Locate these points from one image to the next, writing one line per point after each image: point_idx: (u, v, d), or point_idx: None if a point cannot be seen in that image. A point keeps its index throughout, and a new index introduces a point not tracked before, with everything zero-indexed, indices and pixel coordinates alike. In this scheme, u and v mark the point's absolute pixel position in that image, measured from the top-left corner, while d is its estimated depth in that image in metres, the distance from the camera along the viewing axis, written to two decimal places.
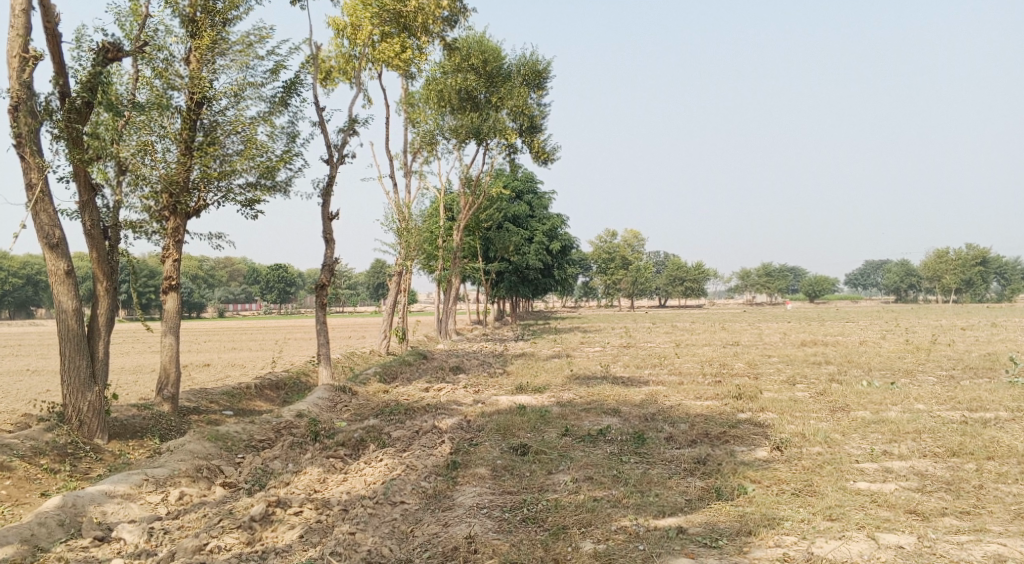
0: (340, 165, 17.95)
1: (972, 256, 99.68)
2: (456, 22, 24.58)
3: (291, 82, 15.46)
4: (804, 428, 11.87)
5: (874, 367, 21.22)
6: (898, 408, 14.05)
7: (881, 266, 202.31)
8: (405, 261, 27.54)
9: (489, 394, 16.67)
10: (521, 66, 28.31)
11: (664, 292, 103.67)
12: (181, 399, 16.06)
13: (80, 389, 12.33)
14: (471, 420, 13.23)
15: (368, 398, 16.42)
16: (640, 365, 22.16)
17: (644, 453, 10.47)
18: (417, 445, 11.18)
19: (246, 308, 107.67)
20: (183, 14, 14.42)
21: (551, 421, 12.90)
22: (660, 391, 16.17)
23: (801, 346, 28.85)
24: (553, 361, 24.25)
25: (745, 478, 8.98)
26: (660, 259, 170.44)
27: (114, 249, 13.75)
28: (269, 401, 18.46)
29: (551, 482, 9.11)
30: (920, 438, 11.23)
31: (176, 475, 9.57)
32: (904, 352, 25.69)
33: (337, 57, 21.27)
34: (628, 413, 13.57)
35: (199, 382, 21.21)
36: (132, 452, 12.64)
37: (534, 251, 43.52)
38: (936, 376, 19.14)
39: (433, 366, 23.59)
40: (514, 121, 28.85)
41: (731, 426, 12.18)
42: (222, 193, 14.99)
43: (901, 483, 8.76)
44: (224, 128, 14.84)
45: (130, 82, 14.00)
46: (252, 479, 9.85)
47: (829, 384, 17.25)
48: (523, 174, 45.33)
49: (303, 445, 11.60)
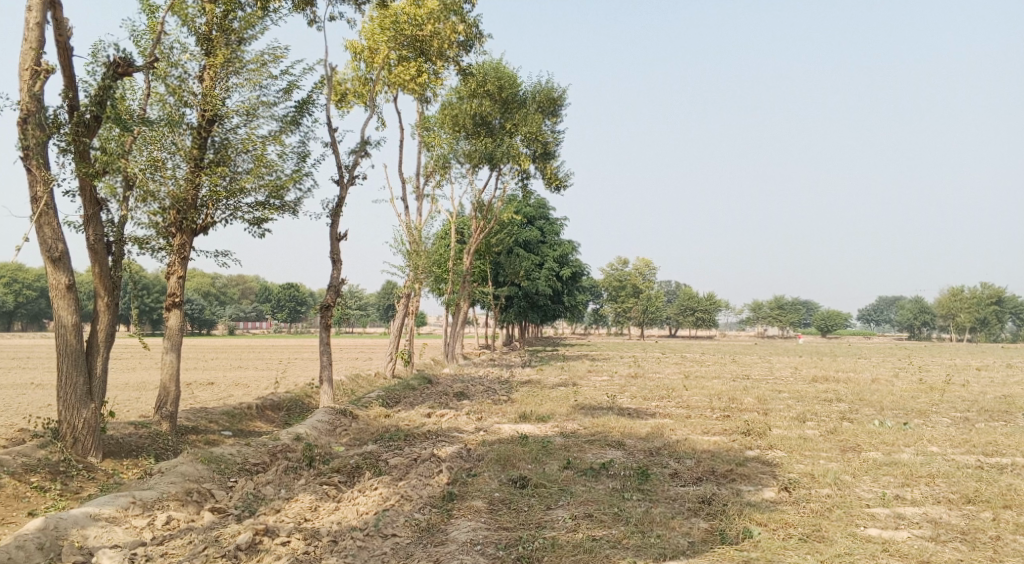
0: (350, 186, 17.87)
1: (987, 295, 98.72)
2: (472, 47, 24.61)
3: (303, 102, 15.42)
4: (814, 468, 11.50)
5: (887, 406, 20.76)
6: (911, 449, 13.65)
7: (894, 302, 200.99)
8: (414, 284, 27.40)
9: (492, 422, 16.36)
10: (536, 92, 28.17)
11: (675, 322, 103.13)
12: (180, 418, 15.84)
13: (75, 406, 12.14)
14: (472, 449, 12.93)
15: (369, 422, 16.16)
16: (647, 396, 21.79)
17: (647, 490, 10.14)
18: (414, 473, 10.90)
19: (257, 326, 107.82)
20: (199, 32, 14.45)
21: (553, 452, 12.59)
22: (666, 425, 15.83)
23: (812, 382, 28.34)
24: (559, 389, 23.92)
25: (750, 520, 8.64)
26: (671, 289, 169.82)
27: (116, 264, 13.63)
28: (270, 422, 18.22)
29: (549, 518, 8.81)
30: (934, 483, 10.84)
31: (164, 498, 9.31)
32: (918, 392, 25.15)
33: (353, 80, 21.45)
34: (632, 446, 13.25)
35: (201, 400, 21.05)
36: (126, 472, 12.40)
37: (544, 277, 43.34)
38: (951, 418, 18.65)
39: (438, 391, 23.30)
40: (528, 147, 28.69)
41: (738, 464, 11.83)
42: (230, 211, 14.89)
43: (913, 531, 8.39)
44: (235, 146, 14.77)
45: (143, 98, 13.99)
46: (242, 505, 9.57)
47: (841, 423, 16.82)
48: (536, 200, 45.32)
49: (298, 470, 11.33)
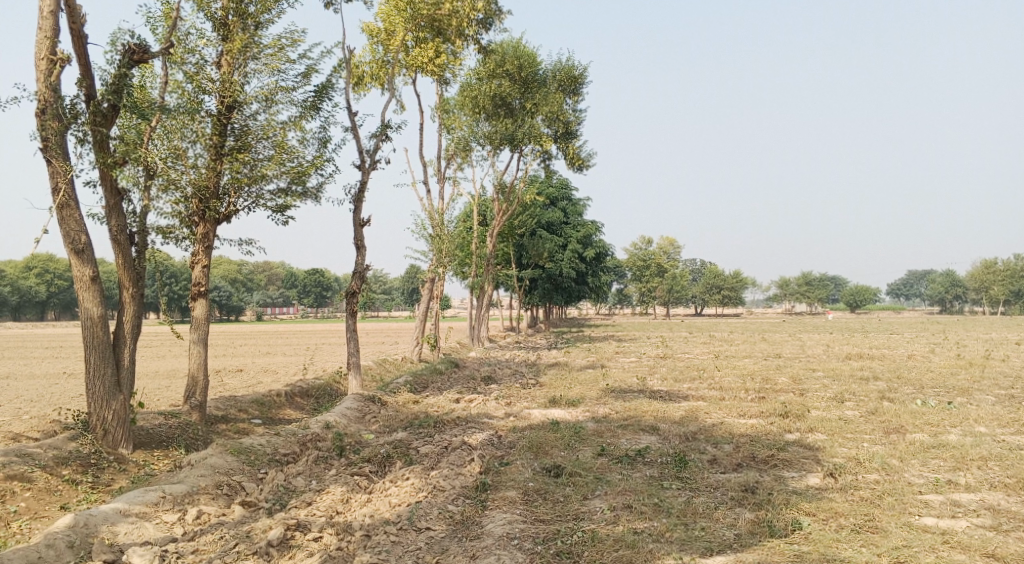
0: (372, 171, 17.59)
1: (1021, 267, 96.48)
2: (491, 24, 24.14)
3: (322, 86, 15.12)
4: (858, 452, 11.08)
5: (927, 384, 20.17)
6: (958, 430, 13.18)
7: (925, 276, 197.77)
8: (438, 267, 27.18)
9: (522, 407, 16.09)
10: (556, 71, 27.82)
11: (701, 300, 102.19)
12: (209, 407, 15.75)
13: (104, 398, 12.05)
14: (503, 436, 12.67)
15: (398, 409, 15.97)
16: (678, 378, 21.40)
17: (687, 478, 9.81)
18: (445, 462, 10.66)
19: (284, 312, 108.61)
20: (215, 18, 14.21)
21: (586, 438, 12.29)
22: (700, 407, 15.47)
23: (846, 360, 27.77)
24: (588, 372, 23.60)
25: (799, 510, 8.32)
26: (696, 267, 168.58)
27: (140, 255, 13.51)
28: (299, 409, 18.12)
29: (586, 510, 8.54)
30: (987, 467, 10.40)
31: (195, 492, 9.17)
32: (956, 368, 24.51)
33: (370, 62, 21.01)
34: (667, 431, 12.92)
35: (230, 387, 21.01)
36: (156, 463, 12.32)
37: (568, 259, 43.01)
38: (995, 396, 18.07)
39: (465, 375, 23.10)
40: (549, 127, 28.25)
41: (779, 449, 11.44)
42: (253, 199, 14.69)
43: (972, 519, 8.05)
44: (255, 133, 14.54)
45: (161, 86, 13.79)
46: (273, 498, 9.39)
47: (880, 403, 16.34)
48: (558, 180, 44.83)
49: (328, 460, 11.14)
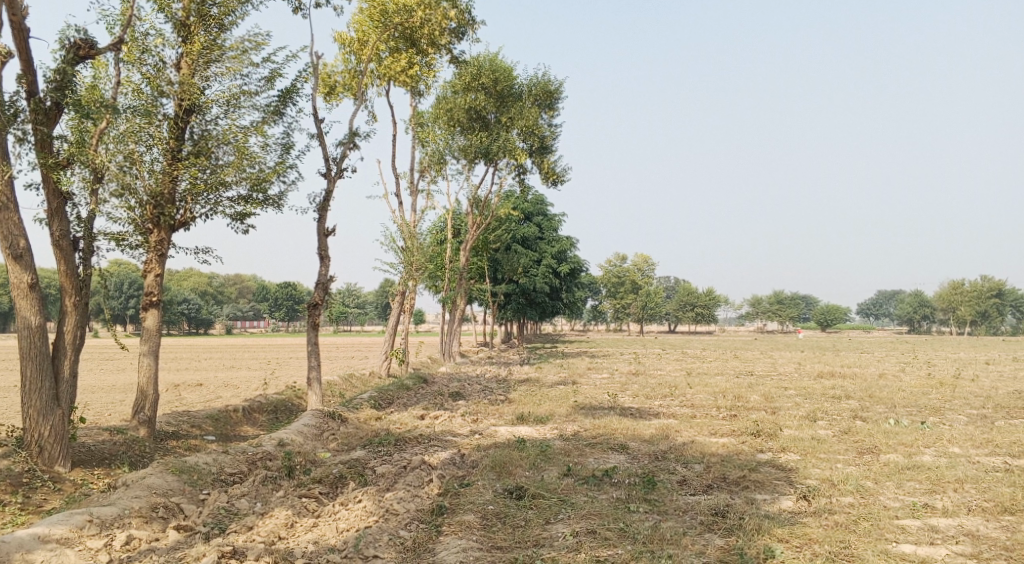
0: (338, 179, 17.05)
1: (988, 287, 97.69)
2: (464, 33, 23.74)
3: (287, 91, 14.57)
4: (832, 474, 10.67)
5: (900, 404, 19.91)
6: (932, 451, 12.87)
7: (894, 297, 200.76)
8: (408, 280, 26.59)
9: (488, 424, 15.53)
10: (532, 86, 27.35)
11: (675, 317, 102.23)
12: (160, 423, 14.96)
13: (40, 413, 11.30)
14: (466, 455, 12.11)
15: (359, 425, 15.32)
16: (650, 395, 20.98)
17: (655, 501, 9.31)
18: (402, 483, 10.07)
19: (255, 325, 106.83)
20: (175, 18, 13.61)
21: (552, 457, 11.76)
22: (671, 425, 15.02)
23: (818, 378, 27.54)
24: (559, 388, 23.07)
25: (770, 536, 7.95)
26: (670, 286, 169.44)
27: (86, 262, 12.80)
28: (257, 425, 17.37)
29: (547, 535, 8.06)
30: (964, 490, 10.06)
31: (126, 515, 8.49)
32: (928, 387, 24.31)
33: (342, 72, 20.54)
34: (637, 450, 12.45)
35: (188, 402, 20.18)
36: (96, 481, 11.55)
37: (542, 274, 42.55)
38: (968, 416, 17.83)
39: (433, 391, 22.44)
40: (524, 142, 27.81)
41: (750, 469, 11.01)
42: (211, 205, 14.06)
43: (951, 547, 7.77)
44: (214, 137, 13.94)
45: (115, 86, 13.15)
46: (212, 522, 8.74)
47: (853, 422, 15.97)
48: (533, 196, 44.43)
49: (277, 481, 10.48)
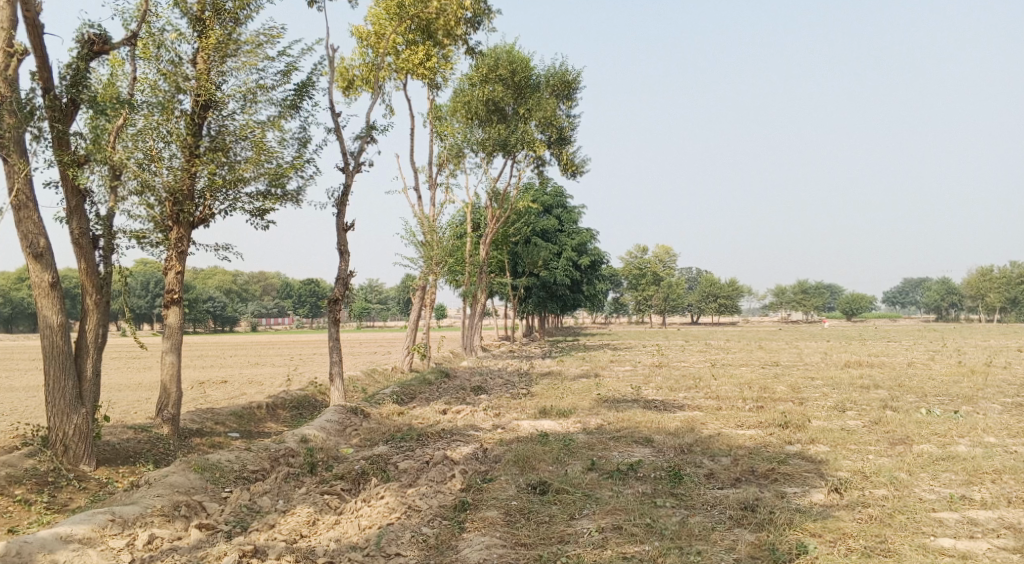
0: (356, 174, 16.96)
1: (1018, 274, 95.80)
2: (480, 23, 23.53)
3: (303, 84, 14.47)
4: (864, 466, 10.40)
5: (931, 393, 19.47)
6: (967, 441, 12.53)
7: (920, 285, 197.85)
8: (429, 275, 26.49)
9: (511, 418, 15.38)
10: (550, 76, 27.14)
11: (698, 309, 101.50)
12: (184, 421, 14.98)
13: (65, 412, 11.31)
14: (489, 449, 11.97)
15: (381, 421, 15.25)
16: (674, 387, 20.70)
17: (682, 495, 9.11)
18: (424, 479, 9.95)
19: (278, 322, 107.55)
20: (190, 13, 13.57)
21: (576, 451, 11.59)
22: (696, 417, 14.79)
23: (844, 367, 27.10)
24: (581, 381, 22.88)
25: (802, 531, 7.73)
26: (692, 277, 168.36)
27: (107, 260, 12.80)
28: (280, 422, 17.35)
29: (572, 531, 7.90)
30: (1002, 481, 9.75)
31: (148, 514, 8.45)
32: (959, 376, 23.80)
33: (360, 66, 20.45)
34: (662, 443, 12.24)
35: (212, 399, 20.25)
36: (121, 480, 11.56)
37: (562, 266, 42.29)
38: (1002, 404, 17.40)
39: (455, 386, 22.34)
40: (542, 133, 27.60)
41: (779, 462, 10.76)
42: (230, 202, 14.02)
43: (993, 540, 7.51)
44: (232, 133, 13.89)
45: (132, 83, 13.15)
46: (234, 520, 8.67)
47: (883, 412, 15.62)
48: (553, 188, 44.18)
49: (300, 478, 10.41)
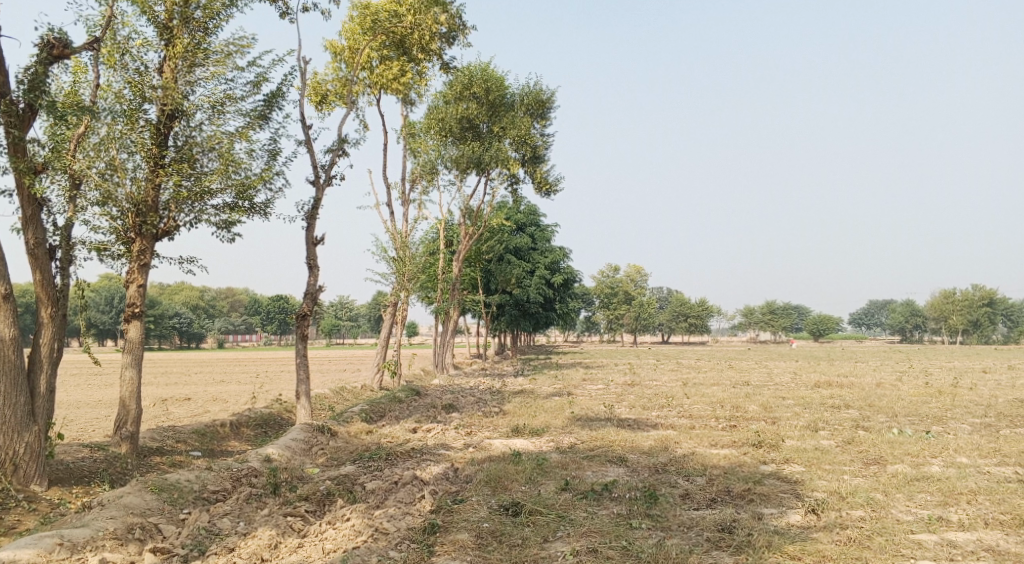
0: (326, 187, 16.65)
1: (980, 296, 97.64)
2: (455, 38, 23.42)
3: (273, 94, 14.18)
4: (840, 486, 10.28)
5: (901, 413, 19.55)
6: (940, 461, 12.50)
7: (885, 306, 201.26)
8: (400, 291, 26.14)
9: (482, 437, 15.06)
10: (524, 95, 27.08)
11: (668, 328, 101.95)
12: (143, 439, 14.46)
13: (15, 429, 10.80)
14: (459, 469, 11.66)
15: (349, 439, 14.85)
16: (647, 406, 20.54)
17: (657, 516, 8.90)
18: (392, 500, 9.62)
19: (245, 339, 105.92)
20: (158, 21, 13.23)
21: (549, 471, 11.33)
22: (670, 436, 14.61)
23: (815, 387, 27.20)
24: (554, 399, 22.63)
25: (781, 554, 7.56)
26: (662, 297, 169.47)
27: (65, 272, 12.34)
28: (244, 440, 16.85)
29: (546, 554, 7.64)
30: (977, 502, 9.68)
31: (99, 537, 8.00)
32: (927, 396, 23.96)
33: (334, 81, 20.21)
34: (636, 462, 12.04)
35: (174, 417, 19.64)
36: (75, 500, 11.04)
37: (535, 285, 42.08)
38: (971, 424, 17.48)
39: (426, 403, 21.97)
40: (517, 151, 27.55)
41: (754, 482, 10.60)
42: (195, 213, 13.64)
43: None
44: (199, 143, 13.53)
45: (95, 91, 12.76)
46: (191, 543, 8.27)
47: (856, 431, 15.59)
48: (527, 206, 44.13)
49: (262, 499, 10.01)
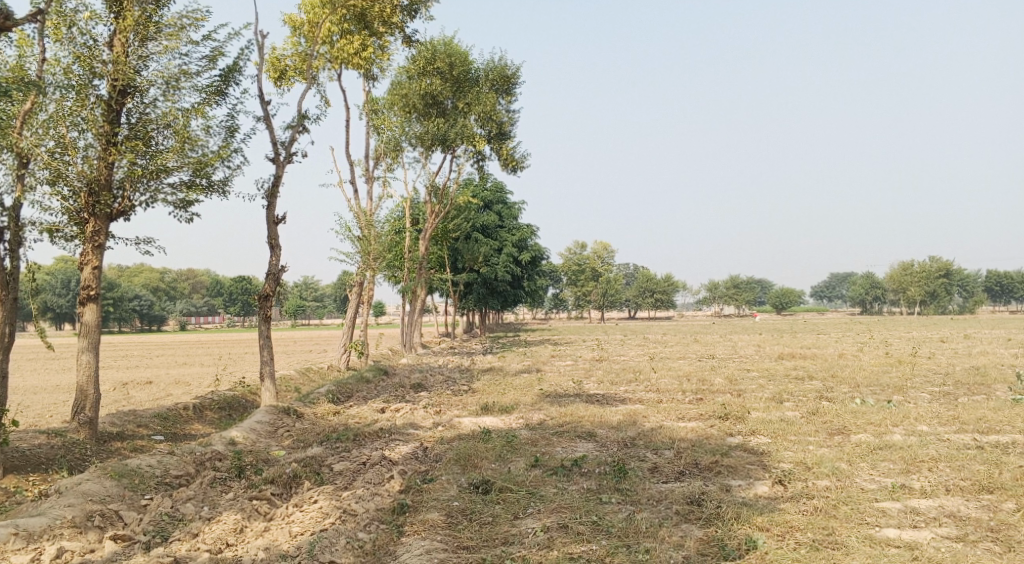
0: (287, 164, 16.28)
1: (937, 268, 99.86)
2: (417, 12, 22.98)
3: (230, 69, 13.76)
4: (805, 456, 10.40)
5: (863, 383, 19.87)
6: (901, 429, 12.74)
7: (845, 278, 205.06)
8: (366, 270, 25.81)
9: (450, 416, 14.98)
10: (488, 70, 26.73)
11: (635, 304, 102.69)
12: (103, 424, 14.10)
13: None
14: (428, 448, 11.57)
15: (315, 421, 14.66)
16: (615, 381, 20.64)
17: (627, 490, 8.92)
18: (360, 481, 9.49)
19: (209, 320, 104.29)
20: None
21: (518, 448, 11.29)
22: (638, 411, 14.67)
23: (779, 359, 27.57)
24: (523, 376, 22.61)
25: (750, 525, 7.61)
26: (628, 273, 170.55)
27: (15, 253, 11.88)
28: (209, 423, 16.54)
29: (516, 532, 7.61)
30: (938, 469, 9.86)
31: (56, 526, 7.76)
32: (888, 366, 24.44)
33: (293, 56, 19.72)
34: (605, 437, 12.06)
35: (135, 401, 19.22)
36: (31, 489, 10.72)
37: (502, 262, 41.97)
38: (930, 393, 17.85)
39: (393, 383, 21.80)
40: (482, 128, 27.27)
41: (722, 454, 10.68)
42: (151, 193, 13.24)
43: (935, 529, 7.52)
44: (153, 121, 13.10)
45: (42, 65, 12.24)
46: (153, 530, 8.07)
47: (820, 402, 15.81)
48: (493, 184, 43.89)
49: (227, 482, 9.81)
